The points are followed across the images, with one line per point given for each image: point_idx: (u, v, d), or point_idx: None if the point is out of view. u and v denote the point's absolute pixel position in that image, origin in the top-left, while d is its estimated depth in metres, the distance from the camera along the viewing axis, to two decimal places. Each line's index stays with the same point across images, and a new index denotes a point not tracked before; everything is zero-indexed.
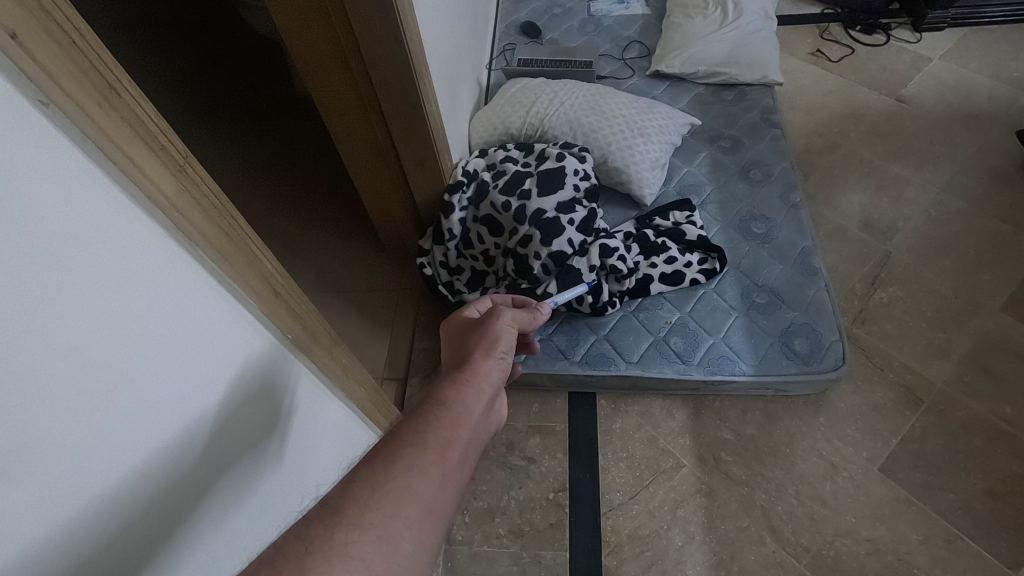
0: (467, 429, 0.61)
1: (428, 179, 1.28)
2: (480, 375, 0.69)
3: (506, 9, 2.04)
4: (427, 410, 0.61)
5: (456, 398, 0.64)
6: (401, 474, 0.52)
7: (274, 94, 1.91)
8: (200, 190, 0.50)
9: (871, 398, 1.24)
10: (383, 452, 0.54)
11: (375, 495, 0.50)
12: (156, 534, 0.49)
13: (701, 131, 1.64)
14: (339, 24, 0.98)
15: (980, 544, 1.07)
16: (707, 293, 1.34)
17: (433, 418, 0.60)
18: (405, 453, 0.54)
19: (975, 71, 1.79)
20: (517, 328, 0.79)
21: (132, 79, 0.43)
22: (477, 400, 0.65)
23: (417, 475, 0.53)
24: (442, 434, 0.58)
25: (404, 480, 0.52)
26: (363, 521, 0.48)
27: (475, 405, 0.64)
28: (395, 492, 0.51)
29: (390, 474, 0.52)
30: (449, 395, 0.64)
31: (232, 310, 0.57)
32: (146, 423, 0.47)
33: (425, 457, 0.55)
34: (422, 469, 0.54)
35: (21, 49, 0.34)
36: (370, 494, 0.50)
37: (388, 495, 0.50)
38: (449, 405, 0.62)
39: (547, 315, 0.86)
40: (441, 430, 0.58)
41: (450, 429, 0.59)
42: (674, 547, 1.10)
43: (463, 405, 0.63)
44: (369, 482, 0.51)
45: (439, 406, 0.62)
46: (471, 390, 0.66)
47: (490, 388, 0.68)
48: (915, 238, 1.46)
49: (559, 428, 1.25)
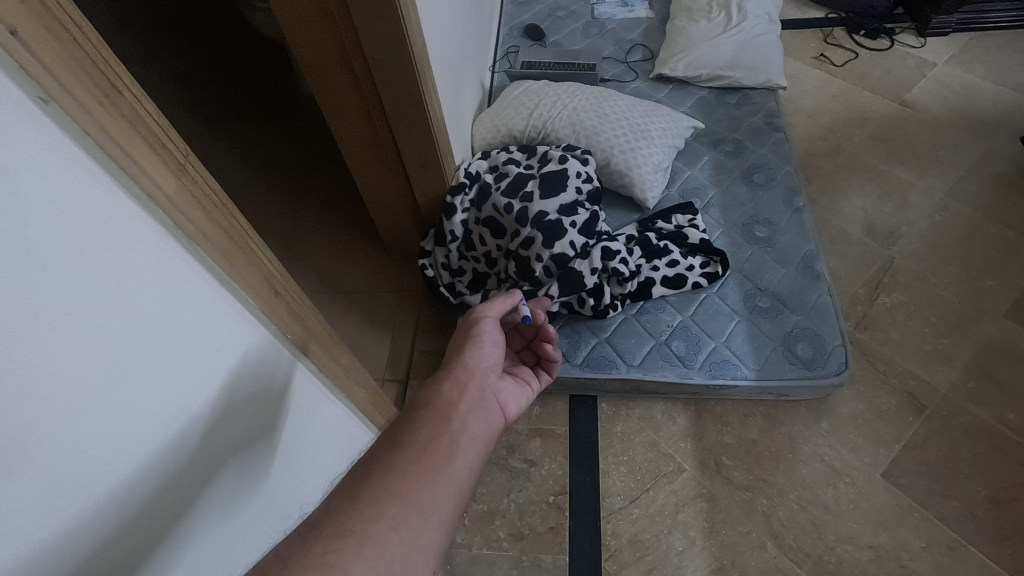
0: (452, 421, 0.62)
1: (431, 181, 1.28)
2: (463, 372, 0.70)
3: (510, 12, 2.04)
4: (411, 414, 0.63)
5: (436, 395, 0.65)
6: (381, 478, 0.53)
7: (278, 95, 1.91)
8: (200, 187, 0.49)
9: (873, 404, 1.23)
10: (365, 460, 0.55)
11: (357, 504, 0.50)
12: (153, 536, 0.49)
13: (704, 134, 1.63)
14: (343, 25, 0.98)
15: (983, 552, 1.06)
16: (709, 297, 1.33)
17: (415, 418, 0.61)
18: (382, 457, 0.55)
19: (980, 76, 1.78)
20: (496, 318, 0.80)
21: (133, 76, 0.42)
22: (461, 395, 0.66)
23: (399, 477, 0.53)
24: (421, 431, 0.59)
25: (384, 484, 0.52)
26: (342, 531, 0.48)
27: (458, 400, 0.65)
28: (378, 497, 0.51)
29: (369, 480, 0.52)
30: (430, 394, 0.65)
31: (232, 311, 0.57)
32: (140, 424, 0.47)
33: (404, 457, 0.56)
34: (402, 469, 0.54)
35: (22, 45, 0.33)
36: (350, 503, 0.50)
37: (369, 503, 0.50)
38: (428, 404, 0.63)
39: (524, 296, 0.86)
40: (421, 429, 0.59)
41: (432, 424, 0.60)
42: (675, 551, 1.09)
43: (446, 401, 0.64)
44: (350, 494, 0.51)
45: (419, 406, 0.63)
46: (452, 386, 0.67)
47: (475, 382, 0.69)
48: (919, 243, 1.45)
49: (560, 431, 1.24)
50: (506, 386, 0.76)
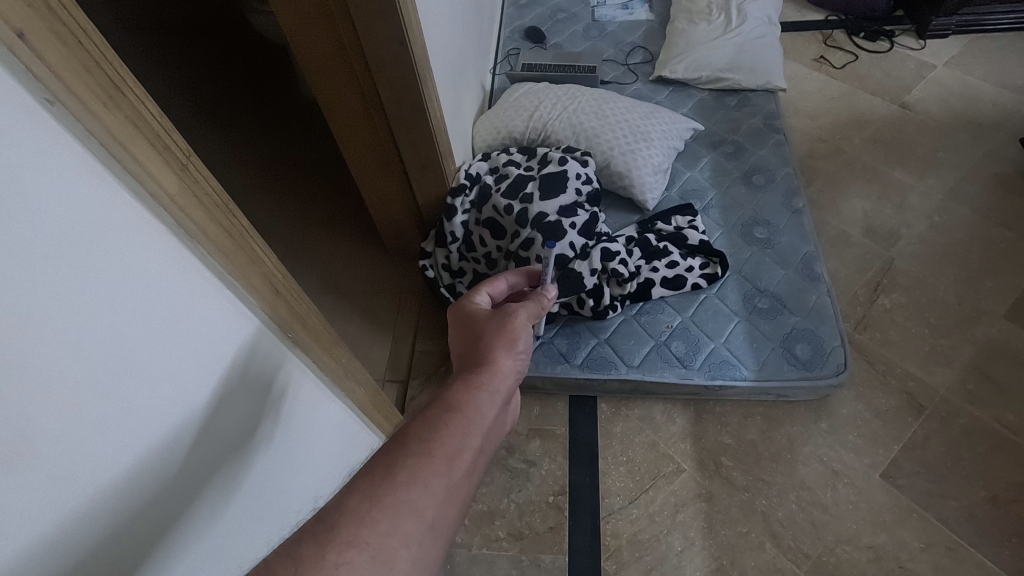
0: (478, 436, 0.61)
1: (432, 182, 1.28)
2: (496, 378, 0.68)
3: (511, 15, 2.05)
4: (440, 415, 0.61)
5: (468, 400, 0.64)
6: (402, 487, 0.52)
7: (280, 98, 1.92)
8: (204, 188, 0.50)
9: (873, 405, 1.23)
10: (386, 461, 0.54)
11: (372, 510, 0.50)
12: (154, 532, 0.50)
13: (704, 136, 1.64)
14: (345, 28, 0.99)
15: (982, 553, 1.06)
16: (709, 297, 1.34)
17: (443, 424, 0.60)
18: (408, 464, 0.54)
19: (979, 78, 1.79)
20: (533, 326, 0.78)
21: (136, 78, 0.43)
22: (491, 407, 0.65)
23: (419, 488, 0.53)
24: (451, 442, 0.58)
25: (403, 494, 0.52)
26: (356, 539, 0.47)
27: (486, 411, 0.64)
28: (395, 508, 0.51)
29: (390, 488, 0.52)
30: (462, 398, 0.64)
31: (232, 307, 0.57)
32: (143, 420, 0.47)
33: (430, 469, 0.55)
34: (425, 480, 0.54)
35: (29, 49, 0.34)
36: (367, 509, 0.50)
37: (384, 512, 0.50)
38: (462, 411, 0.62)
39: (557, 298, 0.84)
40: (450, 440, 0.58)
41: (459, 437, 0.59)
42: (674, 551, 1.09)
43: (477, 412, 0.63)
44: (367, 496, 0.51)
45: (451, 411, 0.61)
46: (485, 395, 0.65)
47: (506, 391, 0.68)
48: (919, 244, 1.45)
49: (559, 431, 1.25)
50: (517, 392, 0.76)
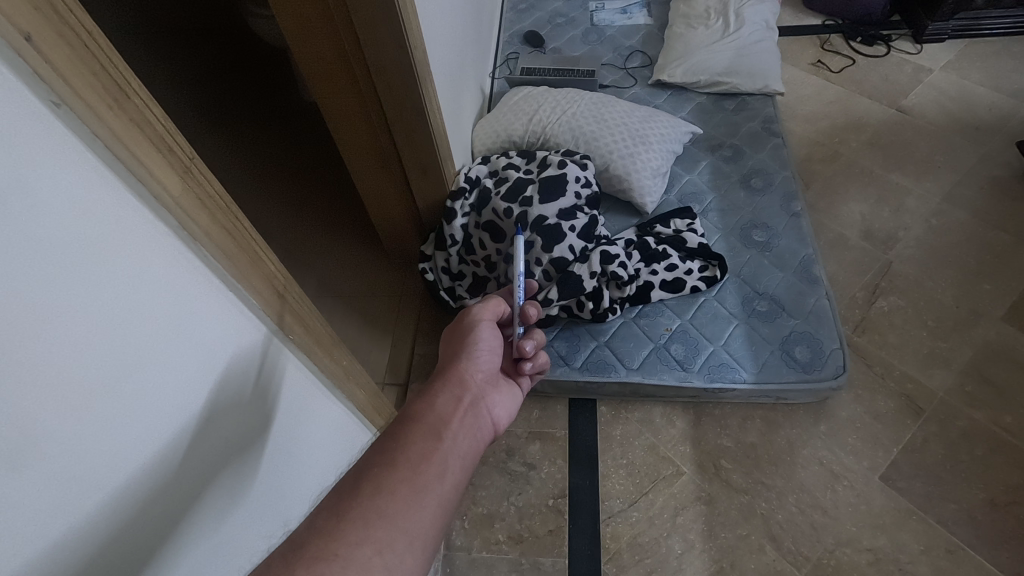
0: (442, 441, 0.62)
1: (433, 187, 1.29)
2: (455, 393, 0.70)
3: (510, 18, 2.06)
4: (402, 428, 0.62)
5: (430, 412, 0.65)
6: (368, 497, 0.52)
7: (281, 101, 1.92)
8: (207, 191, 0.50)
9: (871, 407, 1.24)
10: (353, 475, 0.55)
11: (340, 523, 0.50)
12: (156, 537, 0.49)
13: (703, 140, 1.65)
14: (347, 34, 1.00)
15: (980, 555, 1.06)
16: (708, 300, 1.34)
17: (406, 435, 0.61)
18: (372, 475, 0.55)
19: (976, 82, 1.80)
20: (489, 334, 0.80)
21: (141, 81, 0.43)
22: (454, 416, 0.66)
23: (386, 495, 0.53)
24: (414, 449, 0.59)
25: (373, 504, 0.52)
26: (328, 553, 0.47)
27: (451, 421, 0.65)
28: (365, 519, 0.51)
29: (356, 499, 0.52)
30: (424, 410, 0.65)
31: (235, 311, 0.58)
32: (145, 422, 0.47)
33: (395, 476, 0.55)
34: (392, 489, 0.54)
35: (36, 51, 0.35)
36: (334, 524, 0.50)
37: (354, 523, 0.50)
38: (421, 420, 0.63)
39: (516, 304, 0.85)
40: (413, 446, 0.59)
41: (421, 443, 0.60)
42: (674, 554, 1.09)
43: (439, 420, 0.64)
44: (335, 513, 0.51)
45: (410, 422, 0.63)
46: (446, 408, 0.67)
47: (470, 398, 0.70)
48: (916, 247, 1.46)
49: (560, 434, 1.25)
50: (495, 402, 0.76)
